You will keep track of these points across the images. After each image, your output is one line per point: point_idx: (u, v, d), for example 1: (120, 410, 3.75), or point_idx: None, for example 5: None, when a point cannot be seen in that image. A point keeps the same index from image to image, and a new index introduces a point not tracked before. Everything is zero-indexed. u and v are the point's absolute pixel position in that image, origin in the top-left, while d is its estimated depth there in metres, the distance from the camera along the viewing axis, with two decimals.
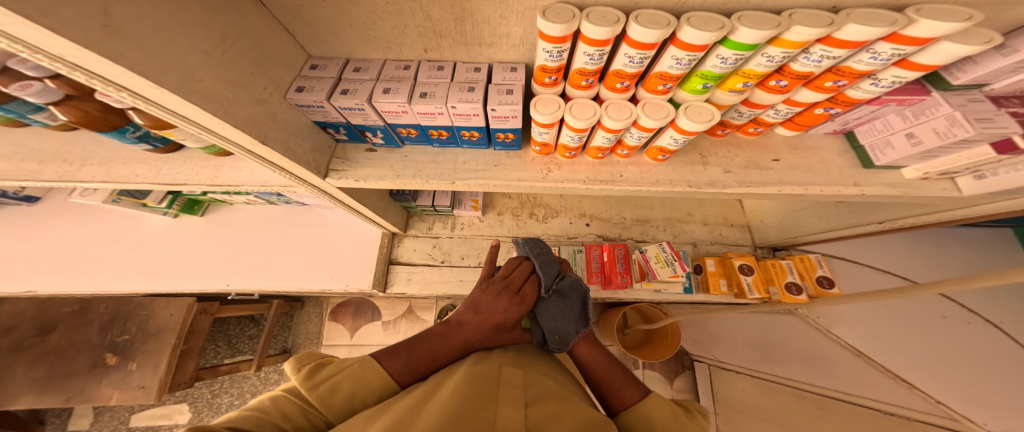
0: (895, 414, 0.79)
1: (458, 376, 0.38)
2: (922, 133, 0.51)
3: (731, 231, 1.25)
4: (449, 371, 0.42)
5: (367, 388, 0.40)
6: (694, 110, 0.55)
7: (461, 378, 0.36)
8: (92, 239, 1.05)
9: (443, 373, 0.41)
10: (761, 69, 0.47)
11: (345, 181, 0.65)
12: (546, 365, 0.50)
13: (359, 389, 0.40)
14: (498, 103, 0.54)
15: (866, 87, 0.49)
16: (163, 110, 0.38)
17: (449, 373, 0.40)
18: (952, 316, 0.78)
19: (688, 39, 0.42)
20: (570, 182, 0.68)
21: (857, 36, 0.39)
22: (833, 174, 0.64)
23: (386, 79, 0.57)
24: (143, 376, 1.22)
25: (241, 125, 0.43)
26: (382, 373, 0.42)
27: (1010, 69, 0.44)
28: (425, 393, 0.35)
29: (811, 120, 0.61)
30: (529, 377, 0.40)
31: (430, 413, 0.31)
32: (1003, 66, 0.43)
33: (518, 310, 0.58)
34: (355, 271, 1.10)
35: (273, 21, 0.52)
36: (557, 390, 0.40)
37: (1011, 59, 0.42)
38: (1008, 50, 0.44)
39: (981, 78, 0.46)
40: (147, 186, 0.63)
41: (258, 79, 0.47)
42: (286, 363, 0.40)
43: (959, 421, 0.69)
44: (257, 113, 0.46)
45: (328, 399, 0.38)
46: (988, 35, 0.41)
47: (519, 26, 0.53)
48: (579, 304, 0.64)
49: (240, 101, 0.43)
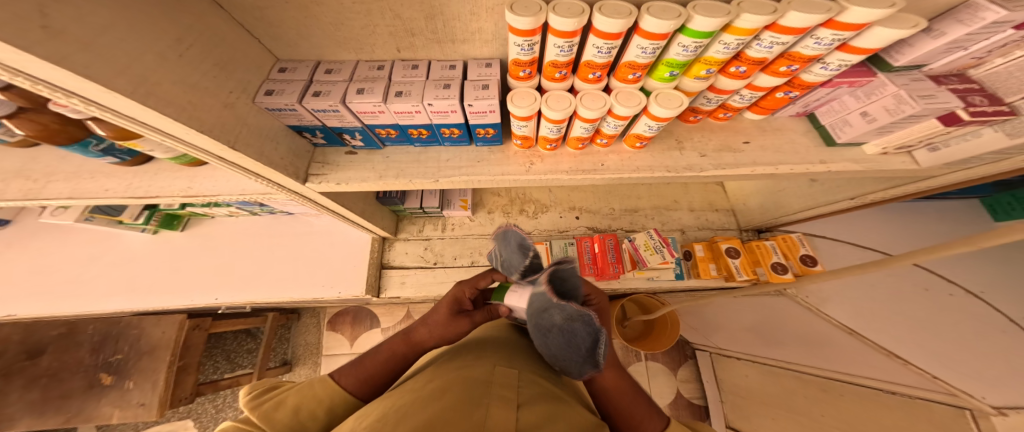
0: (897, 393, 0.83)
1: (447, 378, 0.38)
2: (875, 111, 0.54)
3: (717, 216, 1.28)
4: (434, 371, 0.41)
5: (315, 400, 0.40)
6: (664, 97, 0.56)
7: (449, 382, 0.36)
8: (71, 260, 1.02)
9: (438, 371, 0.41)
10: (720, 56, 0.49)
11: (326, 185, 0.64)
12: (544, 368, 0.49)
13: (307, 402, 0.39)
14: (474, 99, 0.54)
15: (817, 71, 0.52)
16: (116, 115, 0.37)
17: (440, 372, 0.40)
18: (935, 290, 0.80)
19: (650, 28, 0.44)
20: (552, 174, 0.69)
21: (800, 23, 0.41)
22: (801, 153, 0.66)
23: (359, 79, 0.57)
24: (143, 394, 1.26)
25: (207, 130, 0.42)
26: (330, 384, 0.42)
27: (943, 50, 0.48)
28: (418, 393, 0.35)
29: (774, 103, 0.63)
30: (521, 377, 0.41)
31: (415, 413, 0.31)
32: (932, 49, 0.47)
33: (451, 293, 0.53)
34: (347, 277, 1.09)
35: (234, 24, 0.51)
36: (546, 390, 0.39)
37: (941, 42, 0.46)
38: (935, 32, 0.47)
39: (917, 60, 0.50)
40: (118, 200, 0.61)
41: (223, 82, 0.47)
42: (238, 390, 0.41)
43: (958, 396, 0.68)
44: (225, 117, 0.46)
45: (272, 414, 0.37)
46: (914, 19, 0.44)
47: (490, 22, 0.55)
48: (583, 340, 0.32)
49: (204, 106, 0.43)
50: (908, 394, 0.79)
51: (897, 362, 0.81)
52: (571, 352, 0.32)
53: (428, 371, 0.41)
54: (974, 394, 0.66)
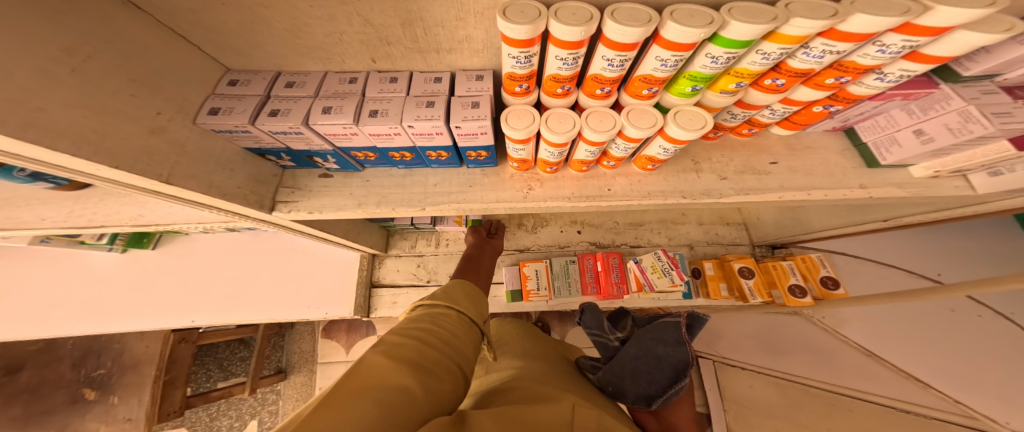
0: (911, 411, 0.83)
1: (537, 404, 0.39)
2: (933, 130, 0.46)
3: (728, 230, 1.18)
4: (510, 397, 0.42)
5: (456, 292, 0.55)
6: (684, 115, 0.48)
7: (544, 415, 0.36)
8: (29, 281, 0.94)
9: (524, 392, 0.42)
10: (756, 68, 0.41)
11: (297, 213, 0.57)
12: (606, 405, 0.50)
13: (452, 292, 0.55)
14: (462, 120, 0.46)
15: (870, 83, 0.44)
16: (23, 160, 0.29)
17: (523, 395, 0.42)
18: (961, 310, 0.85)
19: (673, 37, 0.36)
20: (553, 199, 0.62)
21: (865, 27, 0.33)
22: (836, 176, 0.59)
23: (327, 95, 0.48)
24: (128, 409, 1.24)
25: (125, 165, 0.33)
26: (458, 289, 0.56)
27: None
28: (510, 417, 0.35)
29: (810, 118, 0.55)
30: (601, 422, 0.40)
31: None
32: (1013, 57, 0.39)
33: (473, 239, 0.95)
34: (334, 297, 1.02)
35: (166, 31, 0.43)
36: None
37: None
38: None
39: (994, 69, 0.42)
40: (59, 231, 0.54)
41: (146, 101, 0.37)
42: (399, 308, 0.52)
43: (980, 420, 0.74)
44: (154, 145, 0.36)
45: (437, 302, 0.51)
46: (1009, 22, 0.35)
47: (480, 28, 0.47)
48: (665, 378, 0.59)
49: (121, 134, 0.33)
50: (924, 413, 0.81)
51: (917, 384, 0.85)
52: (645, 377, 0.59)
53: (513, 391, 0.43)
54: (998, 418, 0.72)
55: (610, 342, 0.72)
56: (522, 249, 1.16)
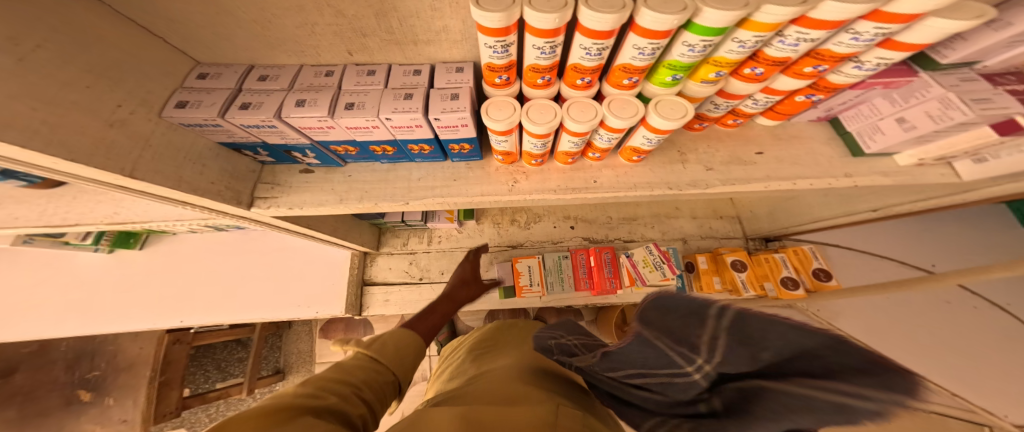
0: None
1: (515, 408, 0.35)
2: (914, 117, 0.45)
3: (721, 224, 1.16)
4: (486, 397, 0.38)
5: None
6: (665, 105, 0.48)
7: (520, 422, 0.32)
8: (15, 284, 0.93)
9: (504, 392, 0.39)
10: (733, 56, 0.40)
11: (277, 209, 0.56)
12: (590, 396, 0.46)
13: None
14: (440, 112, 0.45)
15: (848, 72, 0.43)
16: None
17: (498, 394, 0.39)
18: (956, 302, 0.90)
19: (648, 25, 0.35)
20: (539, 192, 0.61)
21: (837, 15, 0.33)
22: (822, 166, 0.58)
23: (301, 88, 0.48)
24: (124, 410, 1.27)
25: (79, 158, 0.32)
26: None
27: (1002, 45, 0.39)
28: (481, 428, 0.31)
29: (792, 108, 0.54)
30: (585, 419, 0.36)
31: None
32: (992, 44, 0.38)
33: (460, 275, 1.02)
34: (326, 296, 1.02)
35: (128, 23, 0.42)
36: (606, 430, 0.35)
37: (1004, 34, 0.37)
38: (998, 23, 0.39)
39: (972, 56, 0.41)
40: (34, 229, 0.53)
41: (104, 94, 0.36)
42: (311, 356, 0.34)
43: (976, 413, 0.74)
44: (111, 138, 0.36)
45: None
46: (979, 7, 0.35)
47: (456, 18, 0.46)
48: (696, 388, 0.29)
49: (72, 126, 0.32)
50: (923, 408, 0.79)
51: None
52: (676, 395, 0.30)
53: (492, 391, 0.40)
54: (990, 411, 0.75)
55: (680, 377, 0.24)
56: (515, 245, 1.16)
